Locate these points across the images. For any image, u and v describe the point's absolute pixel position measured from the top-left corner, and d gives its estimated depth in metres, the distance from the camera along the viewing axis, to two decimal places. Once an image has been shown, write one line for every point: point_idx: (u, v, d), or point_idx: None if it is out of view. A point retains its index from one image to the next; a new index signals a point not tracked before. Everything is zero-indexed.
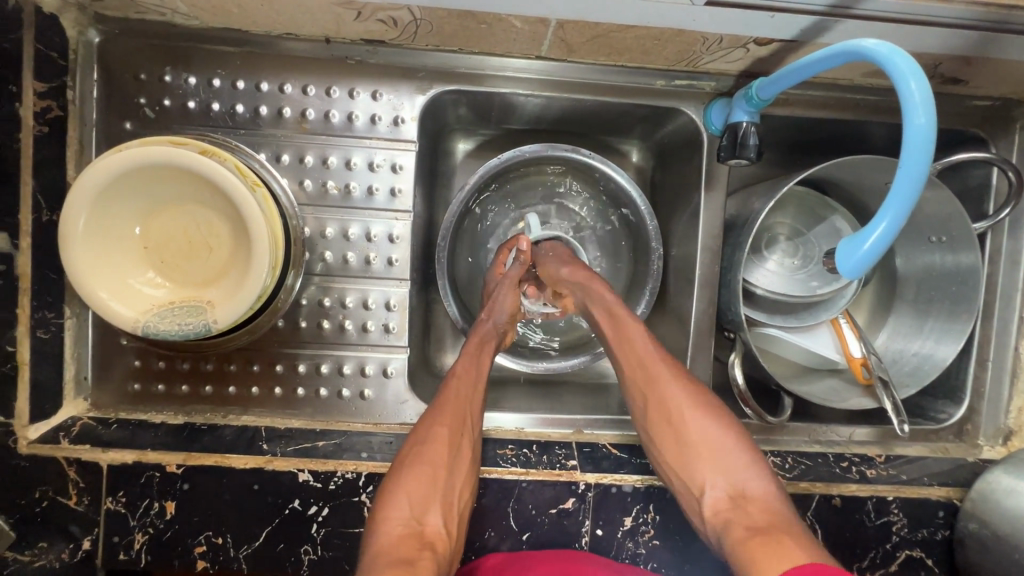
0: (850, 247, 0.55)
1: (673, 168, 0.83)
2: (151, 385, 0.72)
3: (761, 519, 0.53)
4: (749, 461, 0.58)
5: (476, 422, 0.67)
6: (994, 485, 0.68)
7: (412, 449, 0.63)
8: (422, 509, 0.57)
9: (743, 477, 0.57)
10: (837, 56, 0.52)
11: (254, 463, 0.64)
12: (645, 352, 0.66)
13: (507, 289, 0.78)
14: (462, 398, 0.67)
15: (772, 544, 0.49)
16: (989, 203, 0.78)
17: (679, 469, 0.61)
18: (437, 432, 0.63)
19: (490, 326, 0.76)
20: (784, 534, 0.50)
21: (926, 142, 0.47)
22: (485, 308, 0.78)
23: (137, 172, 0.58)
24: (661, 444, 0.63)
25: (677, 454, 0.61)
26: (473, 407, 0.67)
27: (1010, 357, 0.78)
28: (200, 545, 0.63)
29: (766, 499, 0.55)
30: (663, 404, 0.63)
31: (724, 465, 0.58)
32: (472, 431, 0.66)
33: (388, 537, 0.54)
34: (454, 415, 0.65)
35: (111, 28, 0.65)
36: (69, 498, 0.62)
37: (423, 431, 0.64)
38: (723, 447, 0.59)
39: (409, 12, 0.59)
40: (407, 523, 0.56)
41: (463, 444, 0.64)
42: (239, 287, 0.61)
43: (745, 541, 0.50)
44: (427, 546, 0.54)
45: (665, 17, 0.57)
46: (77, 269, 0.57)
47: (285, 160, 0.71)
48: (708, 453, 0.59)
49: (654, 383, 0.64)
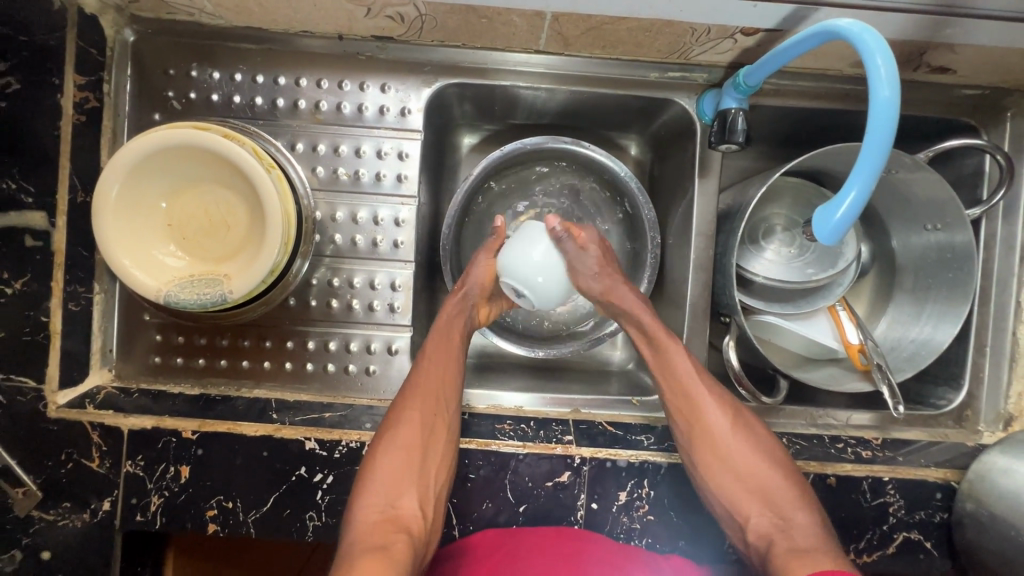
0: (824, 215, 0.57)
1: (670, 159, 0.86)
2: (170, 358, 0.77)
3: (804, 542, 0.59)
4: (789, 490, 0.64)
5: (453, 400, 0.70)
6: (991, 465, 0.68)
7: (388, 428, 0.66)
8: (397, 494, 0.62)
9: (787, 505, 0.63)
10: (817, 36, 0.54)
11: (265, 431, 0.67)
12: (689, 379, 0.70)
13: (483, 255, 0.78)
14: (437, 380, 0.70)
15: (813, 562, 0.55)
16: (983, 189, 0.79)
17: (722, 494, 0.66)
18: (411, 415, 0.66)
19: (456, 306, 0.76)
20: (825, 556, 0.56)
21: (890, 118, 0.49)
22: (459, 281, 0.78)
23: (165, 154, 0.63)
24: (706, 469, 0.67)
25: (721, 477, 0.66)
26: (448, 388, 0.70)
27: (1009, 342, 0.78)
28: (211, 509, 0.66)
29: (805, 520, 0.61)
30: (706, 429, 0.68)
31: (768, 490, 0.65)
32: (448, 409, 0.69)
33: (366, 523, 0.59)
34: (430, 398, 0.68)
35: (145, 28, 0.72)
36: (92, 460, 0.66)
37: (398, 413, 0.67)
38: (763, 470, 0.66)
39: (415, 8, 0.64)
40: (383, 509, 0.60)
41: (437, 423, 0.67)
42: (252, 262, 0.65)
43: (790, 561, 0.56)
44: (402, 529, 0.58)
45: (653, 8, 0.61)
46: (107, 240, 0.62)
47: (299, 148, 0.75)
48: (752, 476, 0.66)
49: (698, 408, 0.69)
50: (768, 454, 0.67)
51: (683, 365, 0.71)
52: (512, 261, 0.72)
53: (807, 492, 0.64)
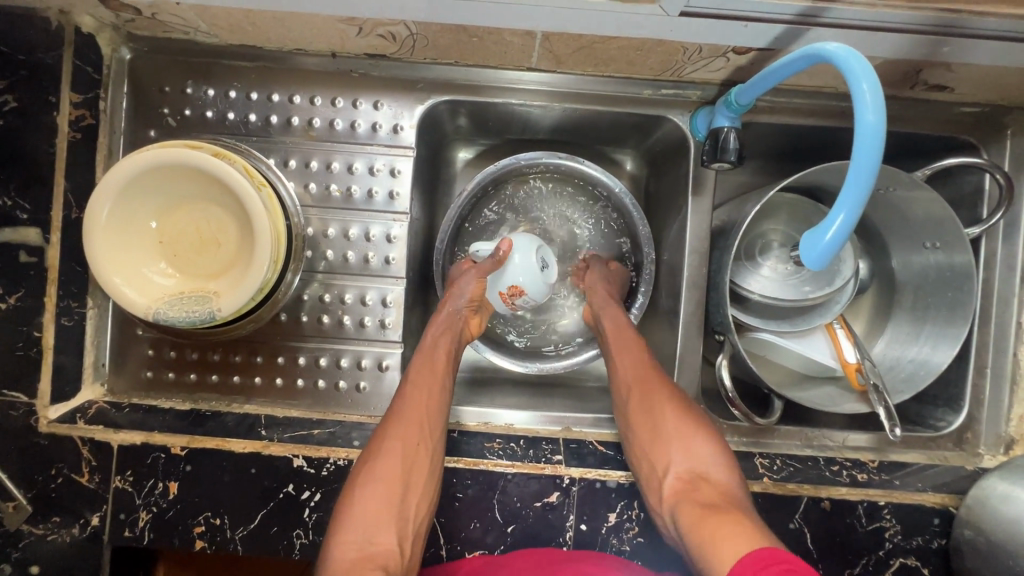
0: (812, 238, 0.56)
1: (665, 174, 0.85)
2: (162, 373, 0.77)
3: (721, 502, 0.59)
4: (718, 466, 0.64)
5: (438, 428, 0.68)
6: (989, 491, 0.66)
7: (367, 460, 0.64)
8: (374, 530, 0.60)
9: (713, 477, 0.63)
10: (805, 58, 0.54)
11: (253, 448, 0.67)
12: (640, 365, 0.74)
13: (471, 275, 0.77)
14: (420, 407, 0.68)
15: (728, 522, 0.54)
16: (983, 208, 0.77)
17: (654, 470, 0.66)
18: (392, 447, 0.65)
19: (441, 330, 0.75)
20: (744, 520, 0.54)
21: (878, 140, 0.49)
22: (445, 295, 0.78)
23: (157, 172, 0.63)
24: (642, 441, 0.68)
25: (653, 449, 0.67)
26: (433, 412, 0.69)
27: (1009, 364, 0.77)
28: (199, 525, 0.66)
29: (726, 486, 0.62)
30: (648, 405, 0.70)
31: (696, 458, 0.65)
32: (432, 443, 0.67)
33: (343, 561, 0.58)
34: (413, 426, 0.67)
35: (142, 46, 0.72)
36: (82, 475, 0.66)
37: (377, 446, 0.65)
38: (697, 447, 0.66)
39: (405, 27, 0.64)
40: (361, 547, 0.59)
41: (421, 457, 0.66)
42: (242, 278, 0.65)
43: (706, 524, 0.55)
44: (381, 566, 0.57)
45: (645, 28, 0.61)
46: (98, 258, 0.62)
47: (292, 164, 0.76)
48: (685, 450, 0.66)
49: (644, 390, 0.71)
50: (701, 428, 0.67)
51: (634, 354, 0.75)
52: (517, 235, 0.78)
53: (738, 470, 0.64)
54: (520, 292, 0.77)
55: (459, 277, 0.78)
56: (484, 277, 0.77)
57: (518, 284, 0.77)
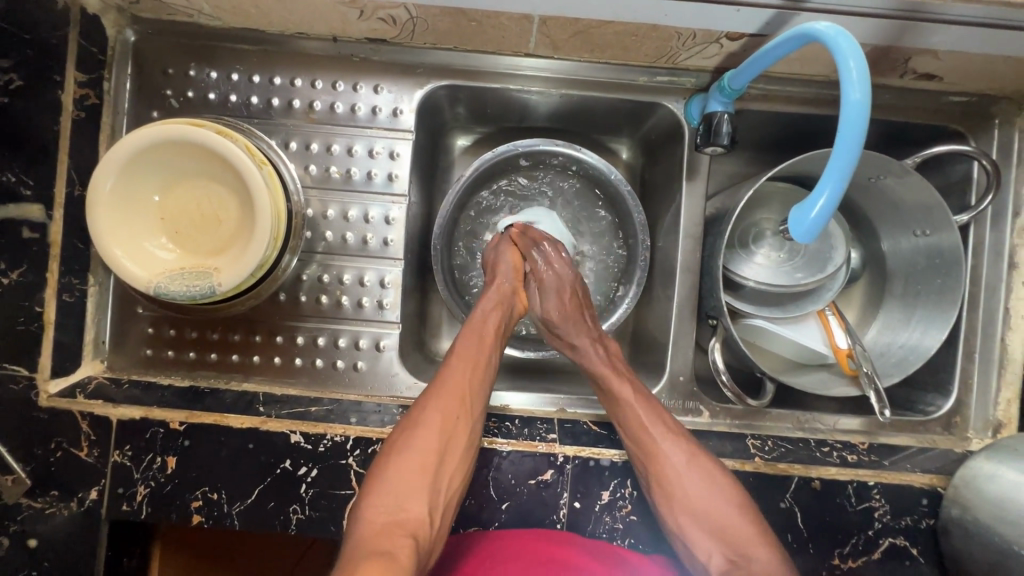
0: (799, 214, 0.58)
1: (660, 162, 0.87)
2: (162, 351, 0.78)
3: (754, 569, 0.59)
4: (750, 531, 0.62)
5: (478, 403, 0.68)
6: (975, 470, 0.67)
7: (405, 427, 0.65)
8: (405, 497, 0.59)
9: (746, 543, 0.61)
10: (795, 39, 0.56)
11: (251, 423, 0.68)
12: (645, 426, 0.68)
13: (507, 249, 0.81)
14: (462, 380, 0.68)
15: None
16: (972, 195, 0.79)
17: (685, 528, 0.64)
18: (432, 417, 0.64)
19: (490, 301, 0.76)
20: None
21: (862, 118, 0.50)
22: (490, 274, 0.80)
23: (160, 148, 0.64)
24: (663, 500, 0.66)
25: (682, 513, 0.64)
26: (476, 388, 0.69)
27: (997, 349, 0.78)
28: (196, 500, 0.66)
29: (763, 558, 0.60)
30: (663, 468, 0.66)
31: (726, 528, 0.63)
32: (471, 414, 0.67)
33: (371, 525, 0.57)
34: (453, 399, 0.66)
35: (146, 29, 0.74)
36: (80, 449, 0.67)
37: (417, 414, 0.65)
38: (727, 511, 0.63)
39: (406, 10, 0.65)
40: (390, 512, 0.58)
41: (458, 430, 0.65)
42: (242, 255, 0.66)
43: None
44: (409, 533, 0.57)
45: (639, 13, 0.62)
46: (101, 232, 0.63)
47: (293, 147, 0.77)
48: (714, 514, 0.63)
49: (656, 454, 0.66)
50: (726, 483, 0.65)
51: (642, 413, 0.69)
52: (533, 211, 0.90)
53: (768, 532, 0.63)
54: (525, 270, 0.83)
55: (496, 254, 0.80)
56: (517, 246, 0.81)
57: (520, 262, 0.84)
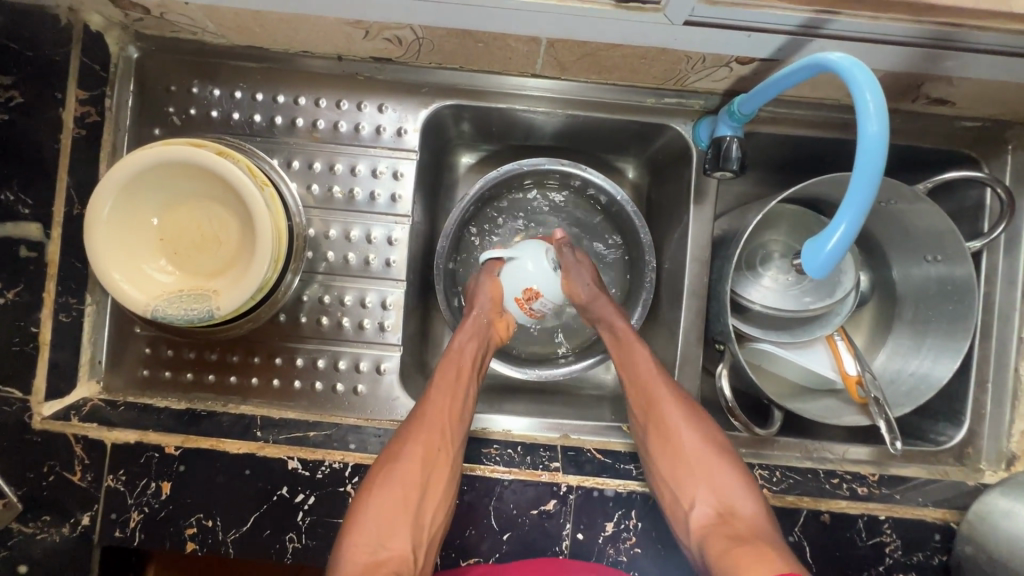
0: (813, 247, 0.56)
1: (667, 183, 0.85)
2: (159, 372, 0.77)
3: (744, 530, 0.60)
4: (739, 483, 0.65)
5: (460, 434, 0.67)
6: (991, 507, 0.66)
7: (385, 464, 0.63)
8: (387, 535, 0.59)
9: (732, 495, 0.64)
10: (808, 68, 0.55)
11: (247, 449, 0.67)
12: (648, 374, 0.72)
13: (487, 280, 0.78)
14: (442, 411, 0.67)
15: (756, 552, 0.55)
16: (984, 222, 0.77)
17: (674, 480, 0.66)
18: (413, 451, 0.64)
19: (466, 333, 0.75)
20: (767, 543, 0.56)
21: (880, 151, 0.49)
22: (469, 304, 0.78)
23: (162, 169, 0.63)
24: (657, 453, 0.69)
25: (674, 468, 0.67)
26: (455, 421, 0.68)
27: (1011, 379, 0.76)
28: (191, 527, 0.65)
29: (749, 511, 0.62)
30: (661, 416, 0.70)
31: (715, 481, 0.66)
32: (453, 447, 0.66)
33: (353, 567, 0.55)
34: (435, 432, 0.66)
35: (149, 46, 0.73)
36: (74, 473, 0.65)
37: (397, 449, 0.64)
38: (717, 467, 0.66)
39: (412, 31, 0.64)
40: (373, 552, 0.57)
41: (439, 464, 0.64)
42: (242, 278, 0.65)
43: (730, 553, 0.56)
44: (392, 571, 0.56)
45: (649, 38, 0.61)
46: (98, 254, 0.62)
47: (295, 165, 0.76)
48: (703, 466, 0.67)
49: (657, 403, 0.71)
50: (716, 441, 0.69)
51: (645, 363, 0.73)
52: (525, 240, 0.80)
53: (757, 489, 0.65)
54: (539, 296, 0.77)
55: (475, 284, 0.78)
56: (494, 276, 0.78)
57: (534, 285, 0.76)
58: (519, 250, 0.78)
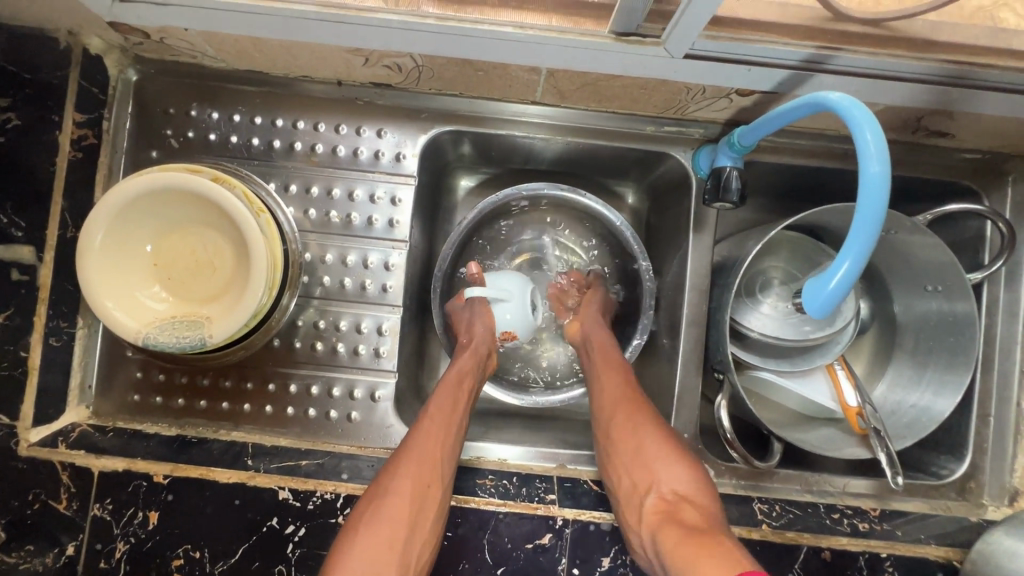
0: (816, 285, 0.55)
1: (667, 209, 0.85)
2: (150, 397, 0.76)
3: (698, 520, 0.56)
4: (691, 476, 0.62)
5: (449, 462, 0.65)
6: (994, 546, 0.64)
7: (375, 500, 0.60)
8: None
9: (686, 487, 0.61)
10: (807, 106, 0.55)
11: (238, 478, 0.66)
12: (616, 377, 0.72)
13: (482, 310, 0.79)
14: (434, 439, 0.65)
15: (706, 544, 0.52)
16: (985, 253, 0.77)
17: (630, 473, 0.64)
18: (403, 485, 0.61)
19: (469, 363, 0.74)
20: (716, 535, 0.53)
21: (881, 191, 0.49)
22: (466, 336, 0.77)
23: (158, 193, 0.63)
24: (615, 448, 0.67)
25: (631, 462, 0.64)
26: (446, 445, 0.65)
27: (1012, 413, 0.75)
28: (177, 558, 0.63)
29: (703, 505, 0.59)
30: (623, 414, 0.68)
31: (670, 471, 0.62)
32: (443, 479, 0.63)
33: None
34: (426, 462, 0.63)
35: (148, 69, 0.73)
36: (60, 502, 0.64)
37: (387, 483, 0.61)
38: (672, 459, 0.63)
39: (412, 59, 0.64)
40: None
41: (429, 498, 0.61)
42: (235, 305, 0.64)
43: (681, 546, 0.53)
44: None
45: (650, 70, 0.61)
46: (90, 281, 0.62)
47: (293, 190, 0.76)
48: (658, 457, 0.64)
49: (619, 399, 0.70)
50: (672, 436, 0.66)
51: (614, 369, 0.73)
52: (500, 275, 0.82)
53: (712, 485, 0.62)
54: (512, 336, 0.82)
55: (471, 314, 0.79)
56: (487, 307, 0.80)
57: (512, 329, 0.81)
58: (505, 290, 0.80)
